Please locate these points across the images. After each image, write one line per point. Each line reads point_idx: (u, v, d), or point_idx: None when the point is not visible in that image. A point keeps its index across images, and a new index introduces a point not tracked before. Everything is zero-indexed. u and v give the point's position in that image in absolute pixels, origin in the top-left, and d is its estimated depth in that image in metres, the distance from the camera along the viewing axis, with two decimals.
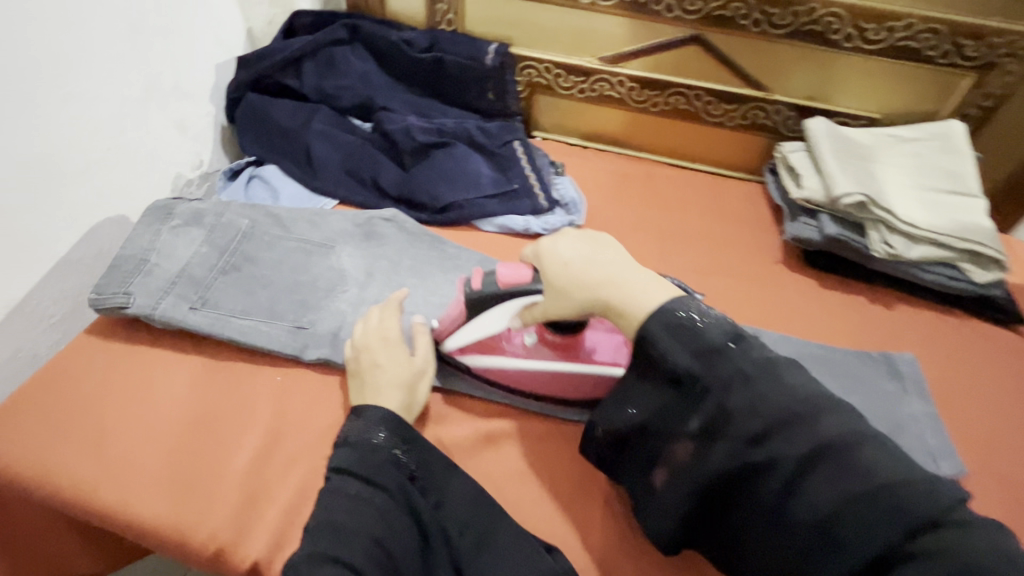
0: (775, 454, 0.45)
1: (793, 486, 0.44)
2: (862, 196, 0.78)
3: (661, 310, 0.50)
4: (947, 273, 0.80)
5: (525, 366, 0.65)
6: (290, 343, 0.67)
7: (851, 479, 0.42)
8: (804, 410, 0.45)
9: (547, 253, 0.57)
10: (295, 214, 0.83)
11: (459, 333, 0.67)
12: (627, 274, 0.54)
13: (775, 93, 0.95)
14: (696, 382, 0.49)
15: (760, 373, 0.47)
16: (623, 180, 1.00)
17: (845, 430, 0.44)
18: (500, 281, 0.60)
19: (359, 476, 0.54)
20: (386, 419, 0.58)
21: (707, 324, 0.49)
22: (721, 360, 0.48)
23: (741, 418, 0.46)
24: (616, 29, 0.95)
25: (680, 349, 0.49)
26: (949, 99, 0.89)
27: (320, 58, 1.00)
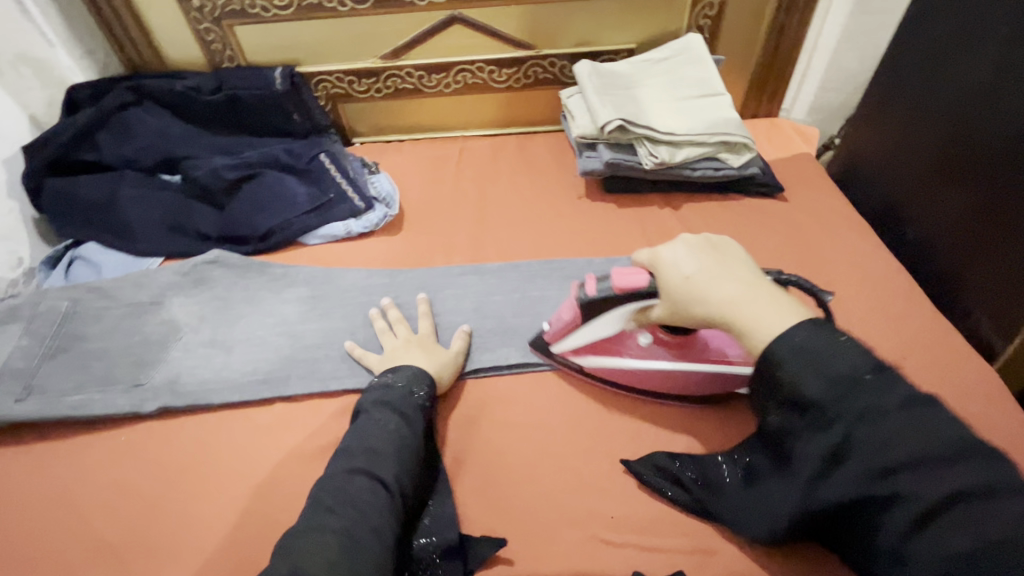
0: (900, 492, 0.44)
1: (921, 524, 0.43)
2: (620, 121, 0.88)
3: (782, 334, 0.50)
4: (712, 165, 0.91)
5: (637, 364, 0.67)
6: (127, 403, 0.70)
7: (990, 527, 0.40)
8: (949, 456, 0.43)
9: (667, 265, 0.59)
10: (117, 281, 0.84)
11: (569, 335, 0.68)
12: (755, 295, 0.54)
13: (543, 48, 1.04)
14: (823, 411, 0.47)
15: (905, 412, 0.45)
16: (438, 162, 1.08)
17: (986, 478, 0.41)
18: (618, 287, 0.61)
19: (399, 412, 0.62)
20: (421, 377, 0.66)
21: (839, 350, 0.48)
22: (859, 391, 0.46)
23: (873, 451, 0.45)
24: (383, 28, 1.00)
25: (813, 377, 0.48)
26: (683, 16, 1.02)
27: (111, 126, 1.00)
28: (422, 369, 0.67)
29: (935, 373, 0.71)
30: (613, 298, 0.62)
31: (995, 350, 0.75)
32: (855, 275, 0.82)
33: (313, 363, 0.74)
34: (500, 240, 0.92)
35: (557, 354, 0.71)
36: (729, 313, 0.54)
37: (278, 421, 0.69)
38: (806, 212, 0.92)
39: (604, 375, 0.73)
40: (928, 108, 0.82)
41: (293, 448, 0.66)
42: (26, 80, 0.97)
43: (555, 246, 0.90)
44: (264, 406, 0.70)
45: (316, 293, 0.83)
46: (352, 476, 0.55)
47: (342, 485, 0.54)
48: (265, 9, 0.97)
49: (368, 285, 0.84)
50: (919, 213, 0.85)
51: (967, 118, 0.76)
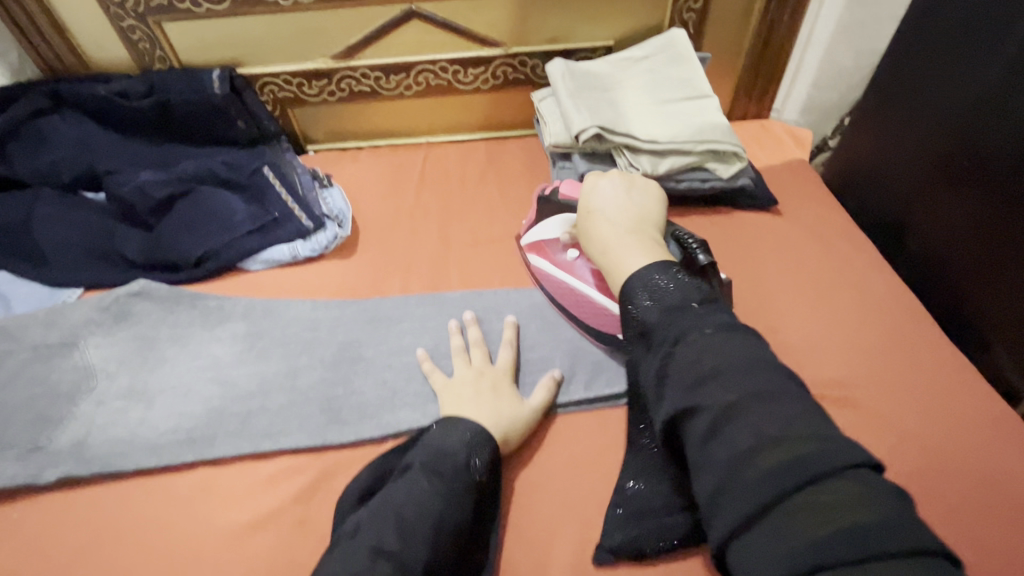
0: (699, 403, 0.43)
1: (715, 429, 0.42)
2: (596, 128, 0.79)
3: (644, 269, 0.55)
4: (699, 176, 0.82)
5: (558, 272, 0.72)
6: (21, 472, 0.59)
7: (767, 424, 0.40)
8: (749, 369, 0.43)
9: (586, 196, 0.68)
10: (26, 320, 0.74)
11: (530, 233, 0.78)
12: (638, 236, 0.61)
13: (513, 46, 0.94)
14: (657, 334, 0.49)
15: (716, 331, 0.47)
16: (399, 172, 0.98)
17: (768, 384, 0.42)
18: (564, 194, 0.75)
19: (450, 484, 0.52)
20: (482, 437, 0.56)
21: (677, 288, 0.52)
22: (686, 316, 0.49)
23: (683, 365, 0.45)
24: (332, 24, 0.90)
25: (650, 307, 0.52)
26: (665, 9, 0.92)
27: (26, 137, 0.89)
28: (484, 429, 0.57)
29: (954, 415, 0.62)
30: (561, 205, 0.75)
31: (1015, 388, 0.68)
32: (857, 299, 0.74)
33: (245, 417, 0.64)
34: (466, 261, 0.82)
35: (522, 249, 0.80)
36: (605, 249, 0.61)
37: (199, 491, 0.59)
38: (802, 227, 0.83)
39: (578, 421, 0.64)
40: (928, 110, 0.75)
41: (214, 525, 0.57)
42: None
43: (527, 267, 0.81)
44: (185, 471, 0.61)
45: (254, 329, 0.73)
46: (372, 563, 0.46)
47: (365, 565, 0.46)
48: (196, 3, 0.86)
49: (314, 319, 0.74)
50: (923, 226, 0.77)
51: (969, 122, 0.69)
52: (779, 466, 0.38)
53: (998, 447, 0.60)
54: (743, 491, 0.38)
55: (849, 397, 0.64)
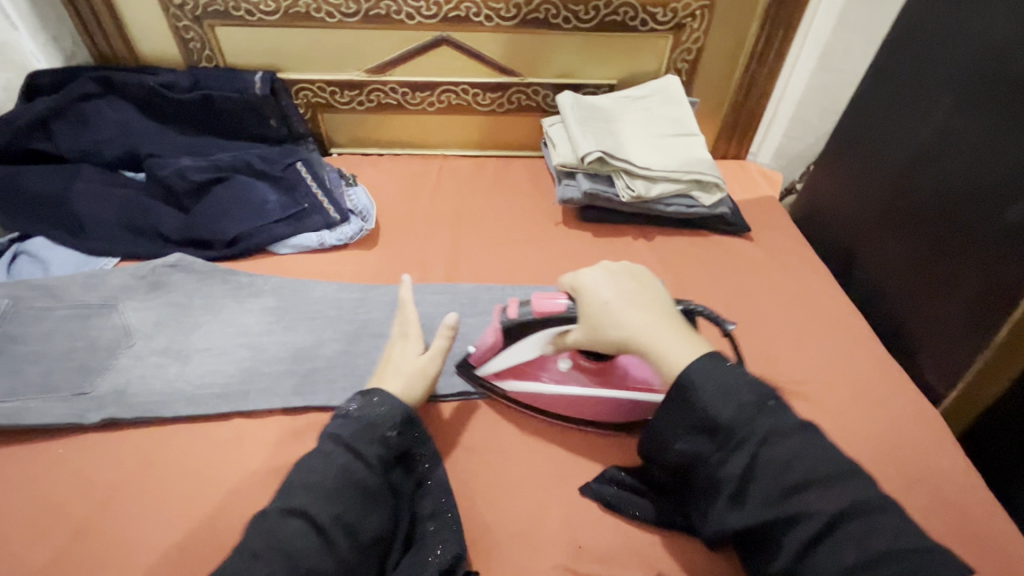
0: (798, 511, 0.46)
1: (815, 543, 0.45)
2: (599, 153, 0.90)
3: (697, 362, 0.52)
4: (685, 202, 0.95)
5: (558, 390, 0.68)
6: (66, 412, 0.65)
7: (877, 538, 0.44)
8: (840, 472, 0.47)
9: (590, 290, 0.61)
10: (65, 281, 0.79)
11: (495, 359, 0.69)
12: (668, 325, 0.57)
13: (528, 76, 1.06)
14: (732, 433, 0.49)
15: (800, 433, 0.49)
16: (417, 179, 1.07)
17: (865, 494, 0.46)
18: (535, 310, 0.63)
19: (352, 445, 0.57)
20: (384, 407, 0.60)
21: (749, 386, 0.51)
22: (762, 415, 0.49)
23: (776, 471, 0.47)
24: (371, 42, 1.00)
25: (721, 401, 0.50)
26: (663, 58, 1.05)
27: (71, 116, 0.95)
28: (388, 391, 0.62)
29: (890, 415, 0.74)
30: (533, 322, 0.64)
31: (937, 393, 0.79)
32: (815, 316, 0.85)
33: (275, 378, 0.71)
34: (475, 263, 0.92)
35: (481, 379, 0.71)
36: (647, 337, 0.56)
37: (233, 439, 0.65)
38: (771, 253, 0.96)
39: None
40: (879, 160, 0.88)
41: (247, 469, 0.63)
42: None
43: (530, 272, 0.90)
44: (220, 421, 0.67)
45: (283, 304, 0.80)
46: (285, 516, 0.51)
47: (275, 527, 0.51)
48: (249, 12, 0.95)
49: (338, 299, 0.81)
50: (869, 256, 0.90)
51: (909, 172, 0.82)
52: None
53: (925, 443, 0.71)
54: None
55: (803, 394, 0.75)
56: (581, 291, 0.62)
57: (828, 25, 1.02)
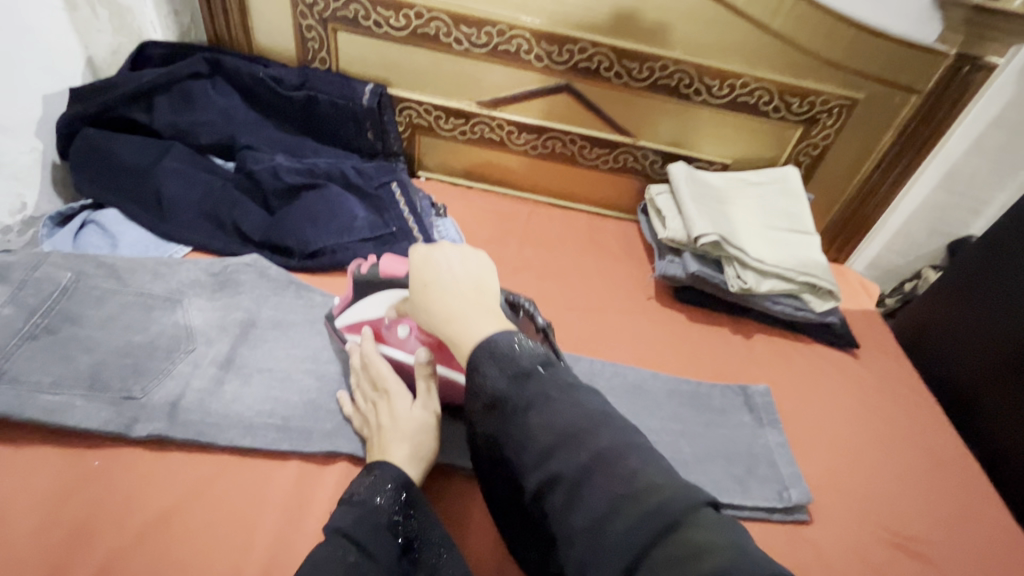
0: (556, 473, 0.40)
1: (575, 499, 0.39)
2: (716, 236, 0.85)
3: (487, 338, 0.46)
4: (793, 304, 0.88)
5: (394, 356, 0.63)
6: (113, 419, 0.57)
7: (623, 484, 0.38)
8: (589, 426, 0.41)
9: (417, 264, 0.53)
10: (134, 265, 0.73)
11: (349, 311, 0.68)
12: (481, 312, 0.49)
13: (642, 139, 1.01)
14: (505, 404, 0.44)
15: (563, 393, 0.43)
16: (504, 220, 1.01)
17: (621, 441, 0.40)
18: (382, 269, 0.65)
19: (360, 540, 0.48)
20: (396, 480, 0.53)
21: (520, 348, 0.45)
22: (531, 380, 0.44)
23: (535, 434, 0.41)
24: (491, 75, 0.96)
25: (496, 374, 0.44)
26: (786, 148, 1.00)
27: (173, 92, 0.91)
28: (389, 466, 0.54)
29: None
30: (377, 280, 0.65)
31: None
32: (931, 462, 0.76)
33: (341, 421, 0.63)
34: (557, 326, 0.84)
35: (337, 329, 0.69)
36: (447, 318, 0.49)
37: (293, 485, 0.58)
38: (880, 377, 0.87)
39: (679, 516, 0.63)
40: (988, 312, 0.86)
41: (304, 528, 0.55)
42: (100, 22, 0.89)
43: (614, 346, 0.83)
44: (277, 462, 0.60)
45: None
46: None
47: None
48: (377, 24, 0.92)
49: None
50: (996, 404, 0.82)
51: None
52: (640, 530, 0.36)
53: None
54: (618, 560, 0.36)
55: (927, 555, 0.65)
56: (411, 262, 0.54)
57: (961, 146, 0.98)
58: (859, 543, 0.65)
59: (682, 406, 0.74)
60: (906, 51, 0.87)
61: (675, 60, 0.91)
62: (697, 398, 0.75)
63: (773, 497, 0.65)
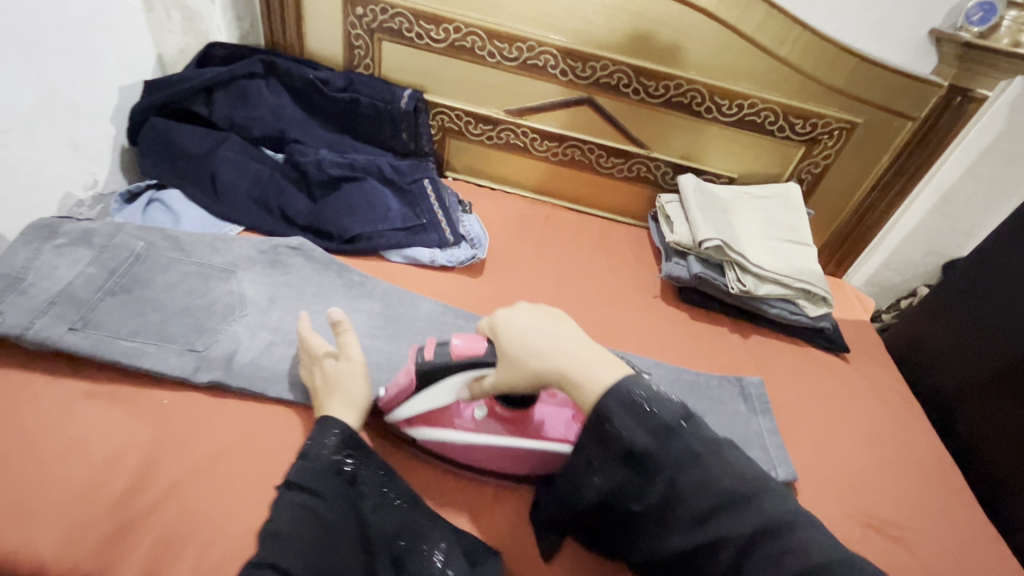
0: (721, 534, 0.48)
1: (740, 558, 0.48)
2: (719, 241, 0.92)
3: (616, 386, 0.50)
4: (789, 308, 0.95)
5: (470, 440, 0.63)
6: (179, 366, 0.66)
7: (789, 553, 0.46)
8: (748, 491, 0.49)
9: (505, 323, 0.56)
10: (195, 239, 0.82)
11: (406, 405, 0.63)
12: (592, 356, 0.53)
13: (655, 151, 1.09)
14: (652, 462, 0.50)
15: (711, 455, 0.50)
16: (524, 220, 1.10)
17: (780, 510, 0.48)
18: (454, 353, 0.59)
19: (304, 483, 0.55)
20: (336, 427, 0.59)
21: (665, 407, 0.51)
22: (676, 441, 0.50)
23: (692, 495, 0.50)
24: (519, 86, 1.05)
25: (636, 426, 0.50)
26: (789, 165, 1.08)
27: (231, 90, 1.01)
28: (330, 418, 0.60)
29: None
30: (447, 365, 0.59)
31: None
32: (911, 458, 0.82)
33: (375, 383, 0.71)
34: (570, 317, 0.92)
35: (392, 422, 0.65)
36: (563, 368, 0.52)
37: None
38: (868, 380, 0.94)
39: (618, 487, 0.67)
40: (971, 326, 0.92)
41: None
42: (171, 23, 1.00)
43: (621, 339, 0.90)
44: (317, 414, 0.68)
45: (389, 311, 0.82)
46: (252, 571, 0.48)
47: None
48: (419, 36, 1.02)
49: (441, 320, 0.82)
50: (976, 412, 0.88)
51: None
52: None
53: None
54: None
55: (901, 538, 0.71)
56: (499, 326, 0.56)
57: (953, 174, 1.05)
58: (837, 523, 0.71)
59: (681, 393, 0.81)
60: (903, 81, 0.95)
61: (689, 80, 0.99)
62: (695, 386, 0.82)
63: None
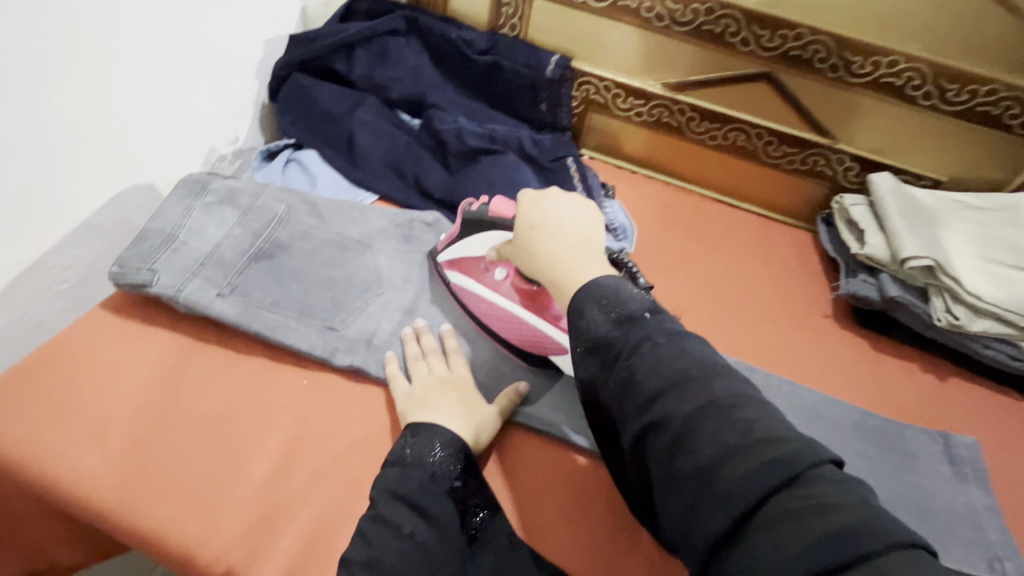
0: (664, 415, 0.41)
1: (681, 445, 0.39)
2: (929, 260, 0.75)
3: (593, 282, 0.51)
4: (1009, 352, 0.76)
5: (487, 295, 0.66)
6: (319, 346, 0.62)
7: (730, 432, 0.38)
8: (702, 372, 0.42)
9: (527, 206, 0.59)
10: (333, 205, 0.76)
11: (449, 249, 0.70)
12: (584, 256, 0.55)
13: (840, 141, 0.91)
14: (611, 347, 0.46)
15: (670, 341, 0.44)
16: (672, 211, 0.97)
17: (733, 391, 0.40)
18: (492, 211, 0.64)
19: (420, 505, 0.49)
20: (449, 442, 0.53)
21: (629, 297, 0.49)
22: (637, 327, 0.46)
23: (641, 379, 0.43)
24: (685, 56, 0.91)
25: (600, 314, 0.48)
26: (1019, 170, 0.86)
27: (373, 47, 0.95)
28: (448, 431, 0.54)
29: None
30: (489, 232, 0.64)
31: None
32: None
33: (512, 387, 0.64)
34: (725, 332, 0.80)
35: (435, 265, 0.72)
36: (551, 261, 0.55)
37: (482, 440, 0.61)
38: None
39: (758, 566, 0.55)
40: None
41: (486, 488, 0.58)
42: None
43: (786, 364, 0.78)
44: None
45: None
46: None
47: None
48: None
49: None
50: None
51: None
52: (747, 474, 0.36)
53: None
54: (728, 500, 0.36)
55: None
56: (521, 207, 0.60)
57: None
58: None
59: (869, 442, 0.67)
60: None
61: (908, 56, 0.81)
62: (886, 437, 0.68)
63: (982, 565, 0.59)
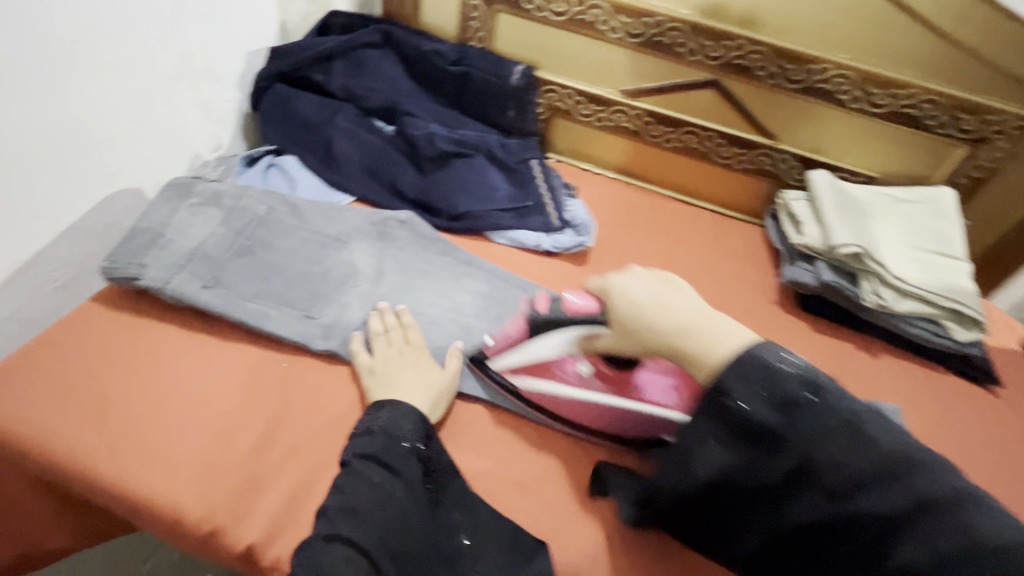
0: (865, 507, 0.44)
1: (886, 539, 0.43)
2: (858, 248, 0.83)
3: (735, 357, 0.48)
4: (931, 328, 0.84)
5: (571, 394, 0.65)
6: (299, 332, 0.68)
7: (944, 532, 0.41)
8: (891, 465, 0.44)
9: (617, 293, 0.57)
10: (311, 206, 0.81)
11: (512, 354, 0.68)
12: (718, 324, 0.52)
13: (782, 142, 0.99)
14: (778, 436, 0.47)
15: (842, 428, 0.45)
16: (632, 208, 1.04)
17: (939, 484, 0.43)
18: (568, 308, 0.65)
19: (389, 464, 0.55)
20: (412, 412, 0.60)
21: (779, 373, 0.47)
22: (803, 413, 0.46)
23: (834, 472, 0.45)
24: (639, 65, 0.98)
25: (754, 401, 0.47)
26: (941, 166, 0.95)
27: (349, 59, 1.01)
28: (408, 404, 0.61)
29: None
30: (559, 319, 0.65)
31: None
32: None
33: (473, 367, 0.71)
34: None
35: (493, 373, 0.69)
36: (679, 332, 0.52)
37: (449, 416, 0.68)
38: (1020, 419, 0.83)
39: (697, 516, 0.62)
40: None
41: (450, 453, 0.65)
42: None
43: None
44: None
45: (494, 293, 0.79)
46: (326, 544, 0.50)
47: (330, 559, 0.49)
48: (539, 9, 0.97)
49: None
50: None
51: None
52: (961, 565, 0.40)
53: None
54: None
55: None
56: (608, 296, 0.58)
57: None
58: None
59: None
60: None
61: (837, 64, 0.89)
62: None
63: None
